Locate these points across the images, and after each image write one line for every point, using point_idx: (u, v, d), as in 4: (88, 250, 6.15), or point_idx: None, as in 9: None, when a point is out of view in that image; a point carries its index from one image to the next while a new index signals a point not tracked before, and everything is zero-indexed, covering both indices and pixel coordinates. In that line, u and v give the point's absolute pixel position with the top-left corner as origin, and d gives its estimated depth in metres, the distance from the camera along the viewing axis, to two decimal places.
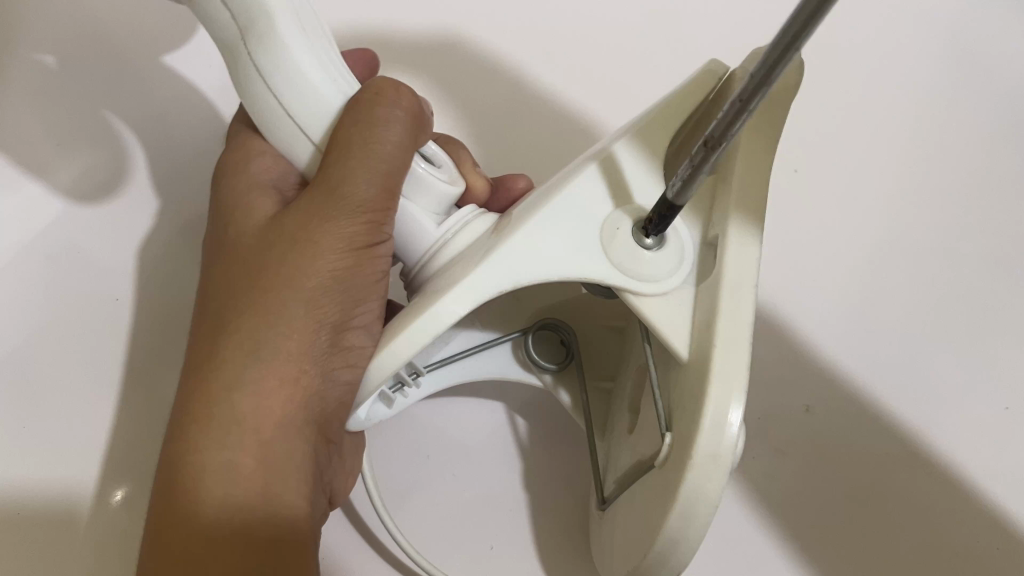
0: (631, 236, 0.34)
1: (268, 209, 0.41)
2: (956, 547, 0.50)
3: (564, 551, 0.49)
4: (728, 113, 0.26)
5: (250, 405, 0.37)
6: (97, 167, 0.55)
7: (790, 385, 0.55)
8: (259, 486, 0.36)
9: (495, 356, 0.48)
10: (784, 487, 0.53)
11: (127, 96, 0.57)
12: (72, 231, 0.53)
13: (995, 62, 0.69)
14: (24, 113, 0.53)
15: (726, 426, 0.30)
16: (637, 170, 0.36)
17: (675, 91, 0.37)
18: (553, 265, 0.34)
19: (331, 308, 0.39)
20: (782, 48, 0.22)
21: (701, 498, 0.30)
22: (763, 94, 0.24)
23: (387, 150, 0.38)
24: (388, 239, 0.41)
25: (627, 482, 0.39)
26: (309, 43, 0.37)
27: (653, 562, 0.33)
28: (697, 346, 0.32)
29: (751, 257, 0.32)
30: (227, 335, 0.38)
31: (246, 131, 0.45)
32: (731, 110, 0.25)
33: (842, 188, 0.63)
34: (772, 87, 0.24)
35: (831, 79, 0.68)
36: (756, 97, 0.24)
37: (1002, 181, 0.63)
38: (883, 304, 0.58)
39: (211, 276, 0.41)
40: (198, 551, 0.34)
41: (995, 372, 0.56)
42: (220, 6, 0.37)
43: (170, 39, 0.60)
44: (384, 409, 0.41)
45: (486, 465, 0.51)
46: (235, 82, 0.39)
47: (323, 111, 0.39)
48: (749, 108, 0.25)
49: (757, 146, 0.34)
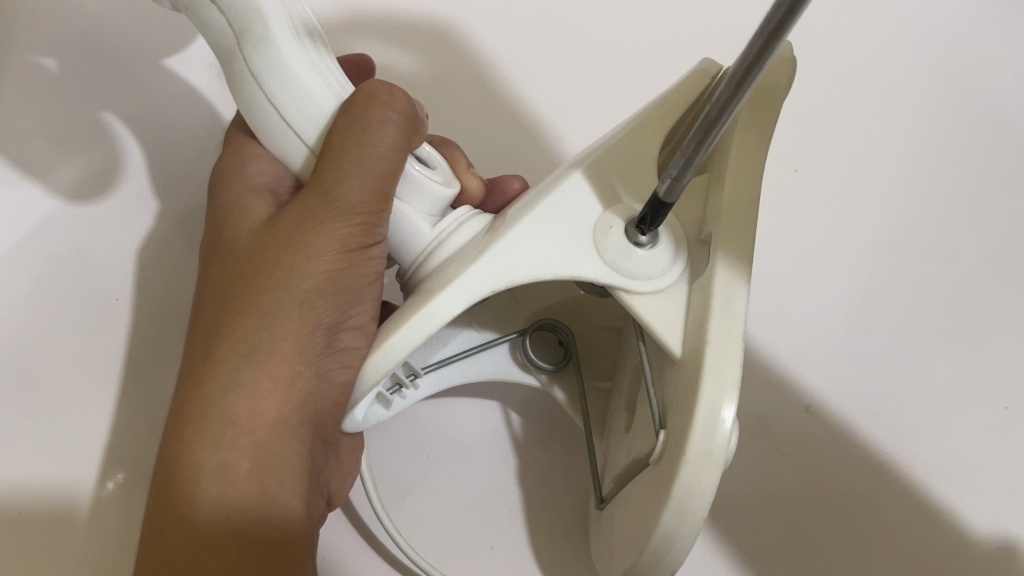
0: (624, 234, 0.34)
1: (263, 211, 0.42)
2: (956, 547, 0.50)
3: (563, 551, 0.50)
4: (710, 113, 0.26)
5: (245, 405, 0.37)
6: (95, 168, 0.55)
7: (788, 385, 0.55)
8: (255, 486, 0.37)
9: (493, 356, 0.49)
10: (783, 488, 0.52)
11: (126, 98, 0.57)
12: (72, 233, 0.54)
13: (992, 63, 0.69)
14: (24, 118, 0.53)
15: (720, 421, 0.30)
16: (627, 171, 0.36)
17: (668, 91, 0.38)
18: (545, 263, 0.34)
19: (327, 308, 0.40)
20: (759, 49, 0.23)
21: (695, 493, 0.30)
22: (744, 94, 0.24)
23: (380, 151, 0.39)
24: (382, 240, 0.41)
25: (624, 480, 0.39)
26: (302, 47, 0.38)
27: (649, 560, 0.33)
28: (691, 343, 0.32)
29: (743, 255, 0.32)
30: (222, 336, 0.38)
31: (242, 135, 0.45)
32: (714, 108, 0.25)
33: (841, 186, 0.63)
34: (752, 87, 0.24)
35: (829, 78, 0.68)
36: (736, 97, 0.25)
37: (1001, 180, 0.64)
38: (881, 303, 0.58)
39: (207, 278, 0.41)
40: (195, 551, 0.35)
41: (994, 372, 0.56)
42: (214, 12, 0.37)
43: (170, 43, 0.60)
44: (382, 411, 0.42)
45: (485, 464, 0.51)
46: (230, 86, 0.39)
47: (317, 114, 0.39)
48: (730, 108, 0.25)
49: (749, 144, 0.34)
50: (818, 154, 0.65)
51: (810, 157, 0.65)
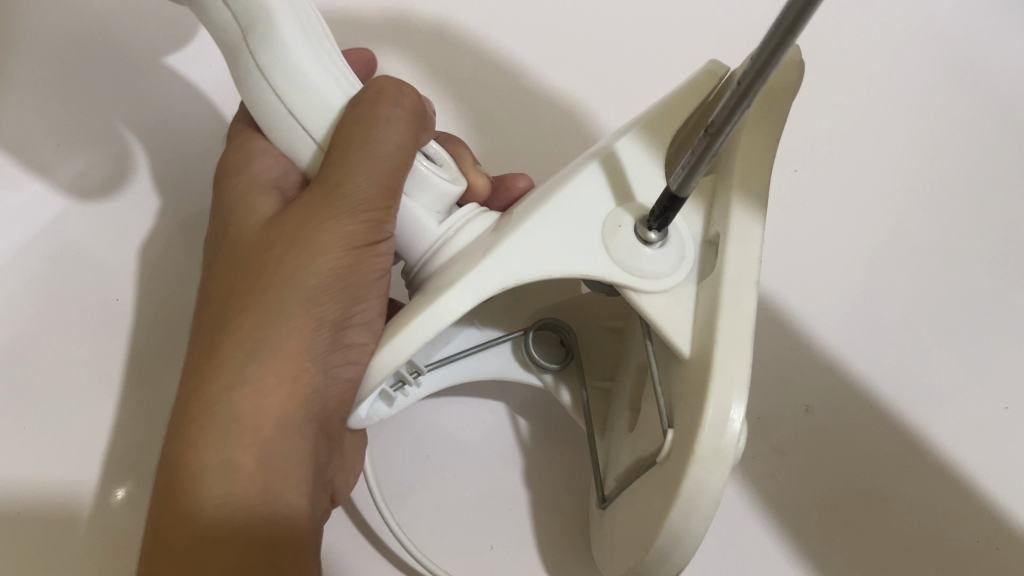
0: (633, 232, 0.34)
1: (269, 208, 0.41)
2: (954, 546, 0.50)
3: (565, 550, 0.49)
4: (728, 102, 0.25)
5: (250, 403, 0.37)
6: (98, 168, 0.55)
7: (791, 386, 0.55)
8: (260, 484, 0.36)
9: (496, 354, 0.48)
10: (784, 491, 0.52)
11: (128, 94, 0.57)
12: (72, 229, 0.53)
13: (995, 62, 0.69)
14: (26, 114, 0.53)
15: (729, 422, 0.30)
16: (637, 169, 0.36)
17: (676, 91, 0.37)
18: (554, 262, 0.34)
19: (332, 305, 0.39)
20: (780, 36, 0.22)
21: (703, 492, 0.30)
22: (763, 82, 0.24)
23: (387, 148, 0.38)
24: (389, 237, 0.41)
25: (628, 480, 0.39)
26: (310, 42, 0.37)
27: (656, 559, 0.32)
28: (699, 344, 0.32)
29: (752, 254, 0.32)
30: (227, 333, 0.38)
31: (247, 130, 0.45)
32: (732, 98, 0.25)
33: (841, 188, 0.63)
34: (770, 77, 0.24)
35: (831, 79, 0.68)
36: (756, 86, 0.24)
37: (1002, 180, 0.63)
38: (883, 303, 0.58)
39: (212, 274, 0.41)
40: (199, 550, 0.34)
41: (995, 372, 0.56)
42: (221, 7, 0.37)
43: (172, 41, 0.60)
44: (384, 408, 0.41)
45: (487, 463, 0.51)
46: (236, 81, 0.39)
47: (325, 110, 0.39)
48: (750, 97, 0.25)
49: (757, 144, 0.34)
50: (819, 156, 0.65)
51: (812, 158, 0.65)
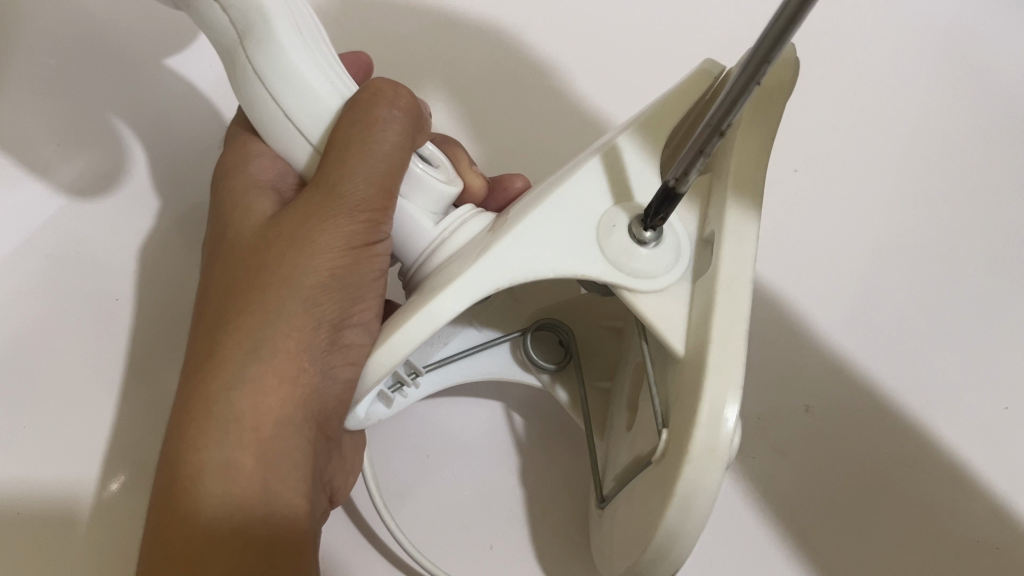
0: (627, 233, 0.34)
1: (267, 209, 0.42)
2: (955, 547, 0.50)
3: (564, 551, 0.50)
4: (729, 94, 0.25)
5: (248, 403, 0.37)
6: (96, 166, 0.55)
7: (791, 385, 0.55)
8: (258, 484, 0.37)
9: (495, 355, 0.49)
10: (783, 488, 0.52)
11: (126, 96, 0.57)
12: (72, 231, 0.54)
13: (993, 62, 0.69)
14: (24, 114, 0.53)
15: (723, 419, 0.30)
16: (634, 169, 0.36)
17: (671, 91, 0.37)
18: (549, 260, 0.34)
19: (330, 306, 0.40)
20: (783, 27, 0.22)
21: (699, 490, 0.30)
22: (766, 70, 0.24)
23: (384, 149, 0.39)
24: (387, 238, 0.41)
25: (625, 478, 0.39)
26: (306, 45, 0.38)
27: (652, 557, 0.33)
28: (695, 341, 0.32)
29: (746, 253, 0.32)
30: (226, 334, 0.38)
31: (244, 133, 0.45)
32: (734, 90, 0.25)
33: (840, 186, 0.63)
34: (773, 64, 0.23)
35: (830, 79, 0.69)
36: (759, 75, 0.24)
37: (1001, 179, 0.64)
38: (882, 303, 0.58)
39: (211, 275, 0.41)
40: (198, 550, 0.35)
41: (994, 371, 0.56)
42: (216, 10, 0.37)
43: (171, 42, 0.60)
44: (384, 409, 0.41)
45: (486, 463, 0.51)
46: (233, 83, 0.39)
47: (321, 112, 0.39)
48: (752, 87, 0.24)
49: (751, 144, 0.34)
50: (817, 155, 0.65)
51: (810, 157, 0.65)
